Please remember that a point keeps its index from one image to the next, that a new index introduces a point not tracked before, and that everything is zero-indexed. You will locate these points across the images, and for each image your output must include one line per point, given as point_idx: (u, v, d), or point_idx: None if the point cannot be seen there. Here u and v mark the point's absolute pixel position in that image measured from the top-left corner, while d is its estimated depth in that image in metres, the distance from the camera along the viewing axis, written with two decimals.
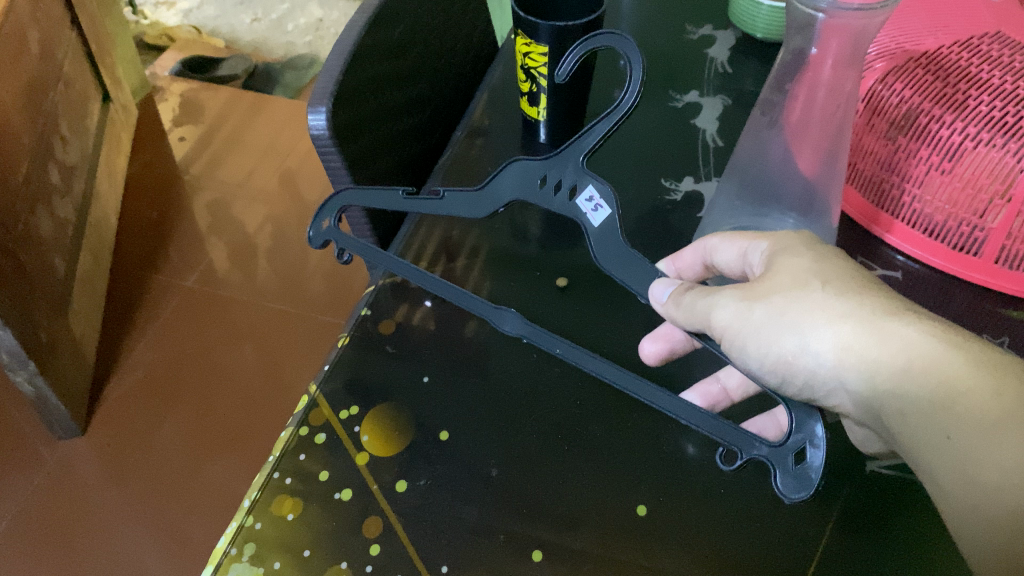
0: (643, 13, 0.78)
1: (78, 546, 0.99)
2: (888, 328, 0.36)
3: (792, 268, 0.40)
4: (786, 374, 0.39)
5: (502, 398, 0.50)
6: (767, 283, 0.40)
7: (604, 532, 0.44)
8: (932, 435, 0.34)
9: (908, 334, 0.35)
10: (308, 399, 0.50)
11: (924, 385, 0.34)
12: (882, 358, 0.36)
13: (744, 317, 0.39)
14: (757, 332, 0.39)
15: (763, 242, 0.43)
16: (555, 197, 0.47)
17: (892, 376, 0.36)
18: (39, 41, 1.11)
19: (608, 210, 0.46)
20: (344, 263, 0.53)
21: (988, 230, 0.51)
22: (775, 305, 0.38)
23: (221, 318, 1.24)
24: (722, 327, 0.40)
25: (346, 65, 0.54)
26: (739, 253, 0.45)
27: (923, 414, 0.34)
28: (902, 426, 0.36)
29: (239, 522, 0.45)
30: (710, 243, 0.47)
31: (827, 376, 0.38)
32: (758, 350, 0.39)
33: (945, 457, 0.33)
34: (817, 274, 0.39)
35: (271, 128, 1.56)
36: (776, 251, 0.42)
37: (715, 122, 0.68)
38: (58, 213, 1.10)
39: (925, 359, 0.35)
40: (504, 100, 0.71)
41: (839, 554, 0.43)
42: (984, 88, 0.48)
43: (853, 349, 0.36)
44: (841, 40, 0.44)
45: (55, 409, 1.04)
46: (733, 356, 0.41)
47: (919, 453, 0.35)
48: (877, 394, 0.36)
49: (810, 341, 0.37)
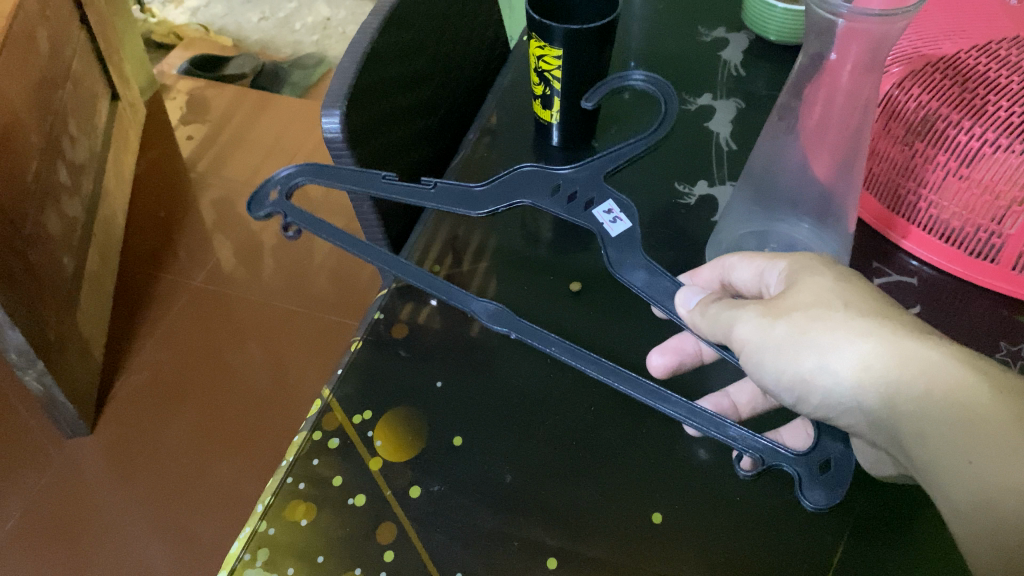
0: (655, 15, 0.78)
1: (85, 546, 0.99)
2: (911, 350, 0.36)
3: (815, 287, 0.40)
4: (803, 392, 0.40)
5: (515, 404, 0.50)
6: (789, 299, 0.40)
7: (618, 539, 0.44)
8: (952, 459, 0.33)
9: (931, 357, 0.35)
10: (321, 403, 0.50)
11: (946, 408, 0.34)
12: (903, 380, 0.36)
13: (765, 332, 0.40)
14: (777, 348, 0.40)
15: (779, 262, 0.43)
16: (571, 204, 0.53)
17: (913, 398, 0.35)
18: (48, 40, 1.11)
19: (626, 221, 0.52)
20: (290, 238, 0.53)
21: (1006, 236, 0.51)
22: (796, 323, 0.39)
23: (228, 316, 1.24)
24: (743, 341, 0.41)
25: (361, 67, 0.54)
26: (755, 272, 0.45)
27: (943, 437, 0.34)
28: (920, 448, 0.35)
29: (253, 528, 0.44)
30: (728, 260, 0.47)
31: (845, 397, 0.38)
32: (776, 366, 0.40)
33: (965, 480, 0.33)
34: (841, 294, 0.39)
35: (278, 126, 1.56)
36: (797, 270, 0.42)
37: (729, 125, 0.67)
38: (67, 212, 1.10)
39: (948, 381, 0.34)
40: (516, 102, 0.71)
41: (851, 565, 0.43)
42: (1003, 93, 0.48)
43: (874, 369, 0.37)
44: (860, 45, 0.44)
45: (63, 409, 1.04)
46: (751, 370, 0.42)
47: (937, 475, 0.34)
48: (895, 416, 0.36)
49: (830, 361, 0.38)
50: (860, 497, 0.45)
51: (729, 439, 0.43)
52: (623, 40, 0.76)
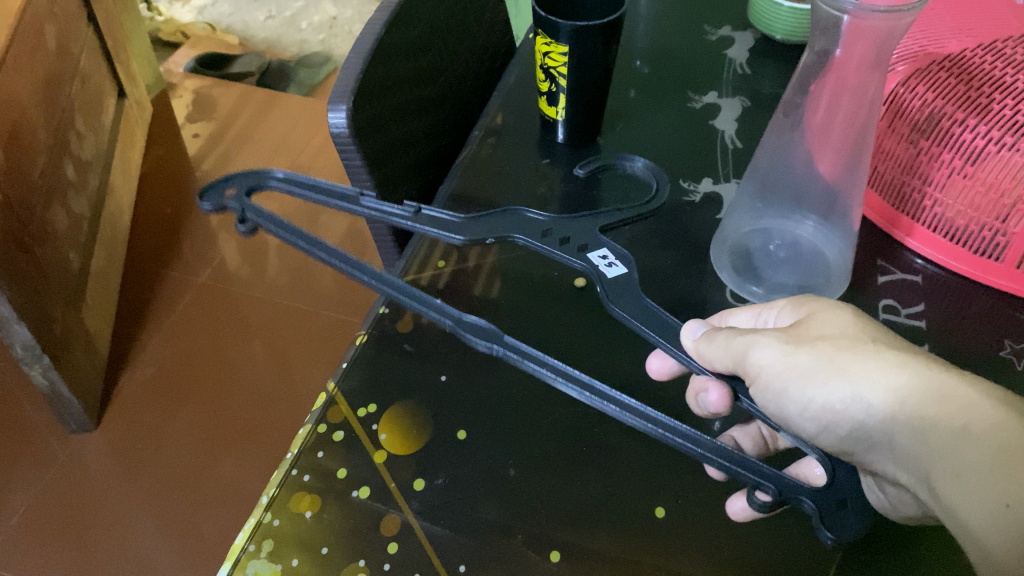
0: (660, 14, 0.78)
1: (89, 541, 1.00)
2: (949, 388, 0.36)
3: (837, 319, 0.41)
4: (830, 422, 0.40)
5: (519, 398, 0.50)
6: (813, 331, 0.41)
7: (621, 532, 0.44)
8: (989, 501, 0.33)
9: (969, 394, 0.36)
10: (326, 396, 0.50)
11: (986, 448, 0.34)
12: (939, 416, 0.36)
13: (788, 359, 0.41)
14: (803, 376, 0.40)
15: (787, 304, 0.45)
16: (563, 245, 0.51)
17: (947, 436, 0.35)
18: (56, 36, 1.12)
19: (622, 267, 0.50)
20: (241, 227, 0.53)
21: (1011, 234, 0.51)
22: (823, 351, 0.40)
23: (233, 314, 1.25)
24: (761, 366, 0.42)
25: (367, 62, 0.54)
26: (753, 316, 0.47)
27: (981, 478, 0.33)
28: (951, 486, 0.34)
29: (257, 519, 0.45)
30: (725, 312, 0.50)
31: (874, 429, 0.38)
32: (802, 395, 0.40)
33: (1002, 523, 0.32)
34: (866, 329, 0.40)
35: (283, 124, 1.57)
36: (818, 307, 0.43)
37: (734, 122, 0.67)
38: (73, 208, 1.11)
39: (986, 420, 0.34)
40: (521, 98, 0.71)
41: (854, 562, 0.43)
42: (1007, 92, 0.48)
43: (907, 402, 0.37)
44: (866, 42, 0.44)
45: (68, 404, 1.04)
46: (772, 398, 0.42)
47: (968, 516, 0.33)
48: (927, 454, 0.36)
49: (862, 390, 0.38)
50: None
51: (744, 473, 0.40)
52: (629, 38, 0.76)
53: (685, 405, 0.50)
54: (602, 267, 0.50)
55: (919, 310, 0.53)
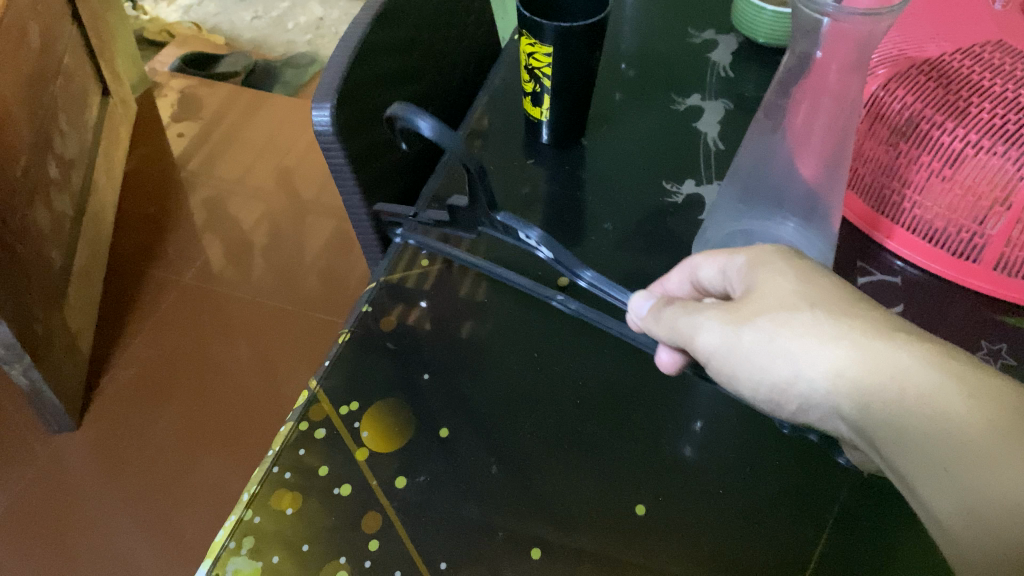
0: (645, 18, 0.78)
1: (69, 542, 0.99)
2: (882, 353, 0.34)
3: (778, 289, 0.38)
4: (781, 400, 0.38)
5: (501, 397, 0.50)
6: (753, 303, 0.39)
7: (600, 531, 0.45)
8: (928, 467, 0.31)
9: (903, 360, 0.33)
10: (308, 393, 0.50)
11: (922, 414, 0.32)
12: (875, 385, 0.33)
13: (732, 342, 0.39)
14: (748, 357, 0.38)
15: (740, 257, 0.42)
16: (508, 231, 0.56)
17: (886, 406, 0.33)
18: (40, 34, 1.11)
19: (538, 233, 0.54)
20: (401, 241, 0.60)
21: (988, 237, 0.51)
22: (761, 328, 0.37)
23: (216, 313, 1.24)
24: (709, 350, 0.40)
25: (351, 61, 0.54)
26: (718, 269, 0.43)
27: (918, 444, 0.32)
28: (896, 456, 0.33)
29: (238, 516, 0.45)
30: (693, 260, 0.45)
31: (819, 402, 0.36)
32: (750, 375, 0.38)
33: (945, 490, 0.31)
34: (808, 294, 0.37)
35: (270, 124, 1.57)
36: (756, 269, 0.40)
37: (717, 125, 0.68)
38: (56, 206, 1.10)
39: (920, 387, 0.32)
40: (506, 100, 0.71)
41: (832, 558, 0.43)
42: (985, 96, 0.48)
43: (845, 375, 0.34)
44: (847, 45, 0.44)
45: (49, 403, 1.04)
46: (725, 377, 0.40)
47: (915, 484, 0.32)
48: (870, 424, 0.34)
49: (801, 367, 0.36)
50: (845, 481, 0.46)
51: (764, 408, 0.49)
52: (614, 40, 0.76)
53: (671, 401, 0.50)
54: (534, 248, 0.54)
55: (898, 311, 0.54)
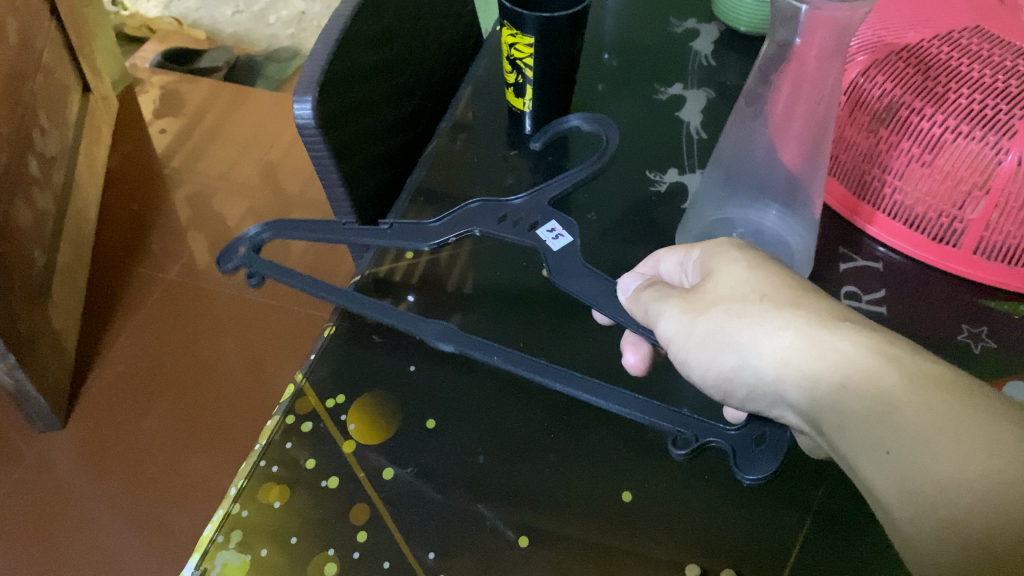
0: (627, 8, 0.78)
1: (58, 540, 0.99)
2: (825, 342, 0.35)
3: (732, 278, 0.40)
4: (728, 387, 0.40)
5: (487, 389, 0.51)
6: (708, 292, 0.40)
7: (589, 518, 0.45)
8: (872, 449, 0.33)
9: (845, 349, 0.34)
10: (294, 387, 0.50)
11: (861, 399, 0.33)
12: (820, 373, 0.35)
13: (687, 330, 0.41)
14: (699, 346, 0.40)
15: (696, 251, 0.43)
16: (518, 228, 0.57)
17: (830, 392, 0.35)
18: (18, 31, 1.10)
19: (568, 239, 0.56)
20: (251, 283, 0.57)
21: (967, 221, 0.52)
22: (714, 318, 0.39)
23: (202, 309, 1.24)
24: (668, 336, 0.42)
25: (333, 53, 0.53)
26: (677, 262, 0.45)
27: (860, 426, 0.33)
28: (842, 439, 0.34)
29: (226, 510, 0.45)
30: (658, 254, 0.47)
31: (768, 388, 0.38)
32: (700, 363, 0.40)
33: (884, 469, 0.32)
34: (758, 285, 0.38)
35: (253, 119, 1.56)
36: (711, 259, 0.42)
37: (699, 114, 0.68)
38: (38, 205, 1.09)
39: (862, 372, 0.34)
40: (488, 92, 0.72)
41: (816, 540, 0.44)
42: (965, 82, 0.49)
43: (791, 363, 0.36)
44: (826, 32, 0.45)
45: (35, 402, 1.03)
46: (679, 363, 0.42)
47: (857, 463, 0.33)
48: (816, 409, 0.36)
49: (750, 358, 0.38)
50: (831, 465, 0.47)
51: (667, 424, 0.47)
52: (595, 32, 0.76)
53: (657, 391, 0.51)
54: (549, 240, 0.56)
55: (880, 297, 0.55)
